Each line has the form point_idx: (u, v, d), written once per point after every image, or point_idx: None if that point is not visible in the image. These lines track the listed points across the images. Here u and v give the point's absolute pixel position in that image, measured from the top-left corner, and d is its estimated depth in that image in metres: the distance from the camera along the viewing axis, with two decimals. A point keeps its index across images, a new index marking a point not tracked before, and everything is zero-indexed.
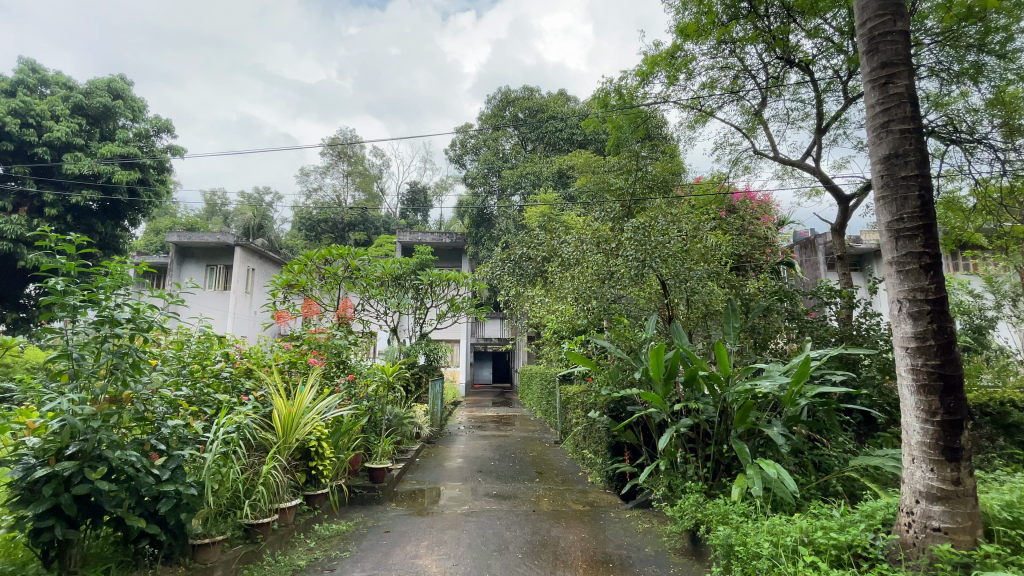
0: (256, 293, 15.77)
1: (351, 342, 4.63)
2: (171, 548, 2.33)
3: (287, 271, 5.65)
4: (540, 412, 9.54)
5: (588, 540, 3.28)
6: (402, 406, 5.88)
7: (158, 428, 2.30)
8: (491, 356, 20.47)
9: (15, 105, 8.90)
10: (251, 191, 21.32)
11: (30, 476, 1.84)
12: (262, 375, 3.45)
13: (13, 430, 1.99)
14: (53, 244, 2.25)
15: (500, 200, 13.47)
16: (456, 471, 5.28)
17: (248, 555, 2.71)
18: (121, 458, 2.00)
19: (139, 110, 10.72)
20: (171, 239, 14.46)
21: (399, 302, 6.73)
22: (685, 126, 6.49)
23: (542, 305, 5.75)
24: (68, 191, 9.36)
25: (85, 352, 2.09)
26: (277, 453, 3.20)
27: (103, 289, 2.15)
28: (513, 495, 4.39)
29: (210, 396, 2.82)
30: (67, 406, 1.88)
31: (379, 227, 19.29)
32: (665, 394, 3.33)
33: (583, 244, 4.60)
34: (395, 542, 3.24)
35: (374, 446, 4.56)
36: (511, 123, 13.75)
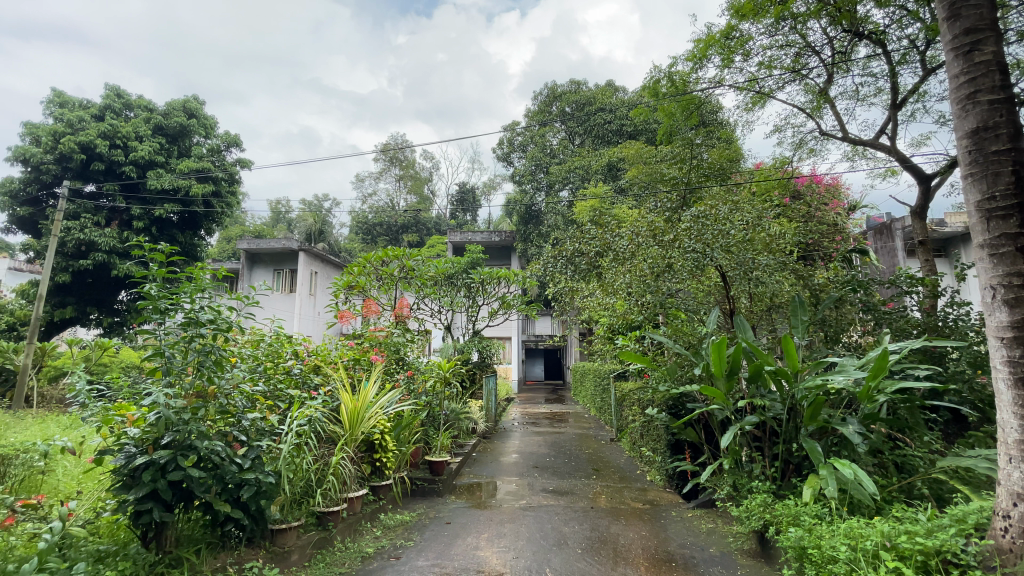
0: (319, 294, 16.64)
1: (409, 339, 4.81)
2: (252, 532, 2.51)
3: (348, 273, 5.93)
4: (595, 409, 9.45)
5: (649, 539, 3.22)
6: (458, 402, 6.00)
7: (239, 420, 2.47)
8: (542, 353, 20.45)
9: (104, 128, 9.79)
10: (312, 199, 22.48)
11: (132, 463, 2.06)
12: (329, 371, 3.64)
13: (115, 421, 2.19)
14: (146, 253, 2.47)
15: (549, 196, 13.37)
16: (512, 466, 5.33)
17: (321, 540, 2.88)
18: (209, 447, 2.19)
19: (211, 127, 11.61)
20: (242, 246, 15.46)
21: (452, 300, 6.88)
22: (743, 109, 6.21)
23: (593, 301, 5.69)
24: (152, 206, 10.17)
25: (176, 350, 2.30)
26: (345, 446, 3.35)
27: (187, 293, 2.36)
28: (570, 491, 4.38)
29: (283, 391, 2.99)
30: (161, 400, 2.07)
31: (431, 228, 19.74)
32: (727, 390, 3.21)
33: (638, 237, 4.49)
34: (457, 533, 3.33)
35: (432, 440, 4.69)
36: (559, 118, 13.70)
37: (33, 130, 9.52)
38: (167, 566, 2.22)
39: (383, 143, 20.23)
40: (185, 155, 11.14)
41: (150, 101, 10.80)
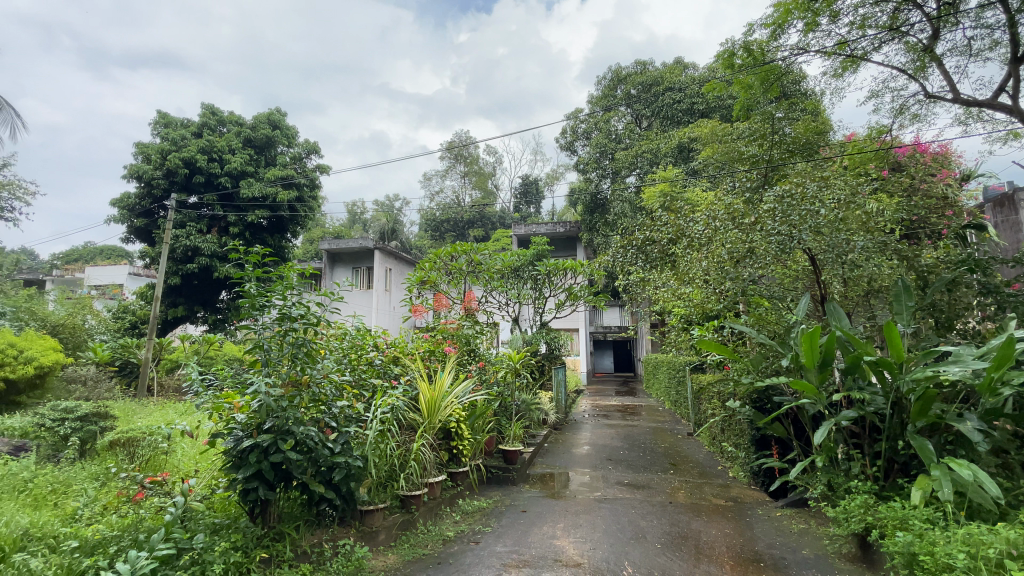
0: (394, 290, 17.45)
1: (479, 332, 4.92)
2: (343, 512, 2.70)
3: (420, 268, 6.19)
4: (669, 402, 9.16)
5: (733, 537, 3.08)
6: (529, 393, 6.05)
7: (329, 408, 2.65)
8: (611, 343, 20.17)
9: (202, 144, 10.79)
10: (384, 199, 23.56)
11: (240, 446, 2.28)
12: (408, 362, 3.80)
13: (224, 408, 2.42)
14: (245, 256, 2.70)
15: (615, 182, 13.03)
16: (586, 458, 5.30)
17: (405, 522, 3.04)
18: (304, 432, 2.38)
19: (292, 136, 12.39)
20: (324, 247, 16.53)
21: (519, 293, 6.91)
22: (832, 76, 5.70)
23: (666, 290, 5.49)
24: (246, 212, 11.21)
25: (273, 343, 2.51)
26: (424, 432, 3.49)
27: (280, 292, 2.56)
28: (647, 485, 4.28)
29: (368, 381, 3.17)
30: (262, 389, 2.27)
31: (496, 222, 19.98)
32: (820, 382, 2.98)
33: (715, 221, 4.33)
34: (533, 521, 3.37)
35: (505, 429, 4.77)
36: (624, 101, 13.34)
37: (144, 150, 10.68)
38: (272, 540, 2.46)
39: (448, 141, 20.71)
40: (272, 164, 12.06)
41: (239, 116, 11.77)
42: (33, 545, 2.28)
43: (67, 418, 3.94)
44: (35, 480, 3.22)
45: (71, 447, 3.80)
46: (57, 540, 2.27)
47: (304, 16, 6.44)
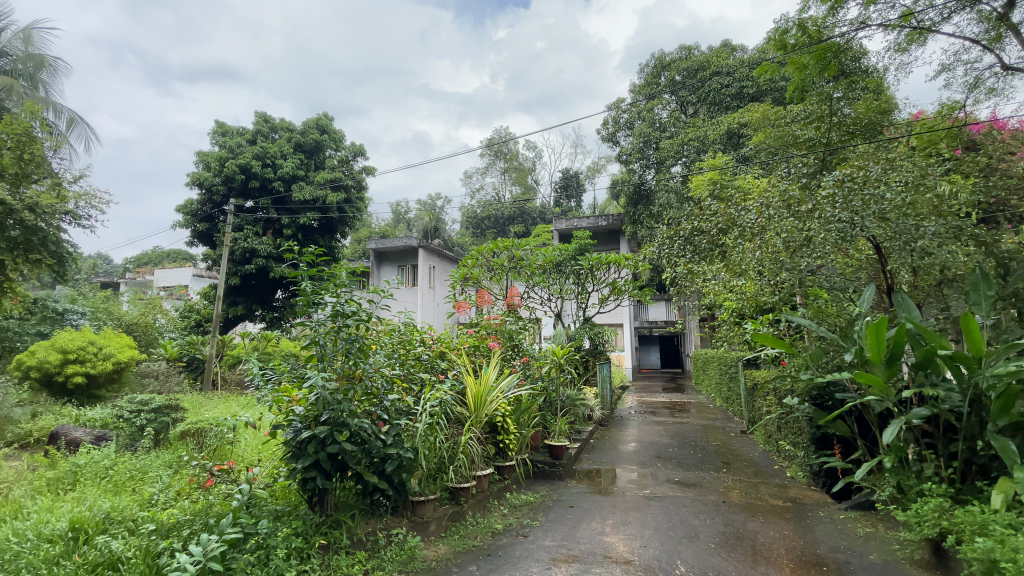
0: (438, 287, 17.78)
1: (522, 327, 4.94)
2: (395, 502, 2.78)
3: (462, 265, 6.31)
4: (720, 398, 8.87)
5: (793, 539, 2.96)
6: (573, 388, 6.01)
7: (381, 401, 2.72)
8: (657, 339, 19.73)
9: (256, 151, 11.32)
10: (426, 199, 24.03)
11: (299, 436, 2.40)
12: (454, 357, 3.86)
13: (284, 401, 2.55)
14: (299, 256, 2.82)
15: (660, 172, 12.69)
16: (633, 455, 5.22)
17: (455, 514, 3.10)
18: (358, 424, 2.47)
19: (340, 140, 12.86)
20: (370, 246, 17.01)
21: (562, 288, 6.85)
22: (896, 51, 5.38)
23: (717, 283, 5.32)
24: (297, 215, 11.72)
25: (327, 338, 2.62)
26: (472, 426, 3.54)
27: (332, 290, 2.67)
28: (698, 483, 4.17)
29: (416, 375, 3.24)
30: (319, 382, 2.38)
31: (536, 217, 19.91)
32: (887, 378, 2.80)
33: (769, 208, 4.27)
34: (581, 516, 3.35)
35: (551, 425, 4.76)
36: (668, 88, 13.00)
37: (204, 158, 11.33)
38: (329, 527, 2.58)
39: (487, 138, 20.82)
40: (321, 167, 12.52)
41: (290, 122, 12.27)
42: (115, 528, 2.50)
43: (142, 410, 4.26)
44: (116, 467, 3.50)
45: (145, 437, 4.11)
46: (137, 522, 2.47)
47: (348, 22, 6.62)
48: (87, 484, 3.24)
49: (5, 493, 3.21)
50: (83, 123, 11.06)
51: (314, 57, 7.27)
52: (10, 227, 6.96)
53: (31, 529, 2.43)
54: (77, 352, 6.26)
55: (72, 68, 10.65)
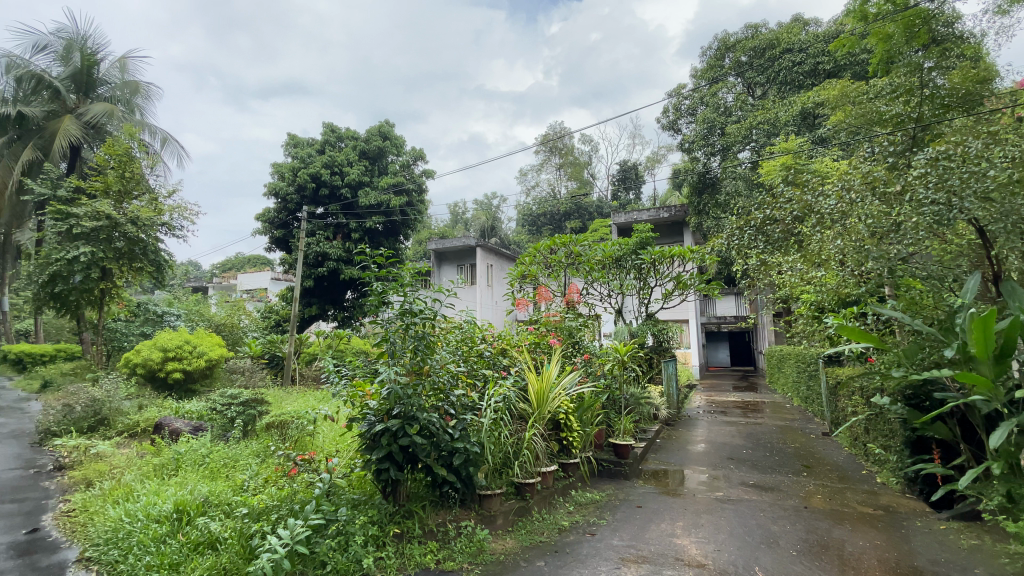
0: (495, 285, 18.02)
1: (582, 324, 4.90)
2: (463, 494, 2.86)
3: (520, 263, 6.37)
4: (799, 397, 8.34)
5: (886, 550, 2.73)
6: (637, 386, 5.88)
7: (448, 396, 2.80)
8: (727, 335, 18.90)
9: (325, 160, 11.97)
10: (482, 198, 24.42)
11: (373, 429, 2.52)
12: (516, 353, 3.90)
13: (358, 395, 2.69)
14: (370, 257, 2.96)
15: (726, 159, 12.11)
16: (704, 456, 5.03)
17: (521, 509, 3.12)
18: (427, 418, 2.56)
19: (401, 145, 13.38)
20: (431, 247, 17.46)
21: (622, 283, 6.73)
22: (1001, 11, 4.83)
23: (793, 275, 5.02)
24: (363, 219, 12.23)
25: (397, 335, 2.73)
26: (535, 422, 3.55)
27: (401, 289, 2.79)
28: (776, 487, 3.94)
29: (479, 371, 3.30)
30: (391, 377, 2.50)
31: (593, 212, 19.60)
32: (997, 376, 2.53)
33: (850, 194, 4.14)
34: (649, 517, 3.28)
35: (615, 423, 4.69)
36: (733, 70, 12.38)
37: (279, 169, 12.12)
38: (402, 516, 2.70)
39: (542, 134, 20.78)
40: (384, 172, 13.05)
41: (354, 131, 12.85)
42: (212, 510, 2.74)
43: (232, 403, 4.64)
44: (211, 455, 3.83)
45: (235, 427, 4.47)
46: (232, 506, 2.71)
47: (406, 31, 6.84)
48: (188, 470, 3.58)
49: (120, 476, 3.62)
50: (174, 141, 12.15)
51: (375, 67, 7.61)
52: (116, 237, 7.98)
53: (142, 510, 2.74)
54: (175, 350, 6.92)
55: (161, 91, 11.62)
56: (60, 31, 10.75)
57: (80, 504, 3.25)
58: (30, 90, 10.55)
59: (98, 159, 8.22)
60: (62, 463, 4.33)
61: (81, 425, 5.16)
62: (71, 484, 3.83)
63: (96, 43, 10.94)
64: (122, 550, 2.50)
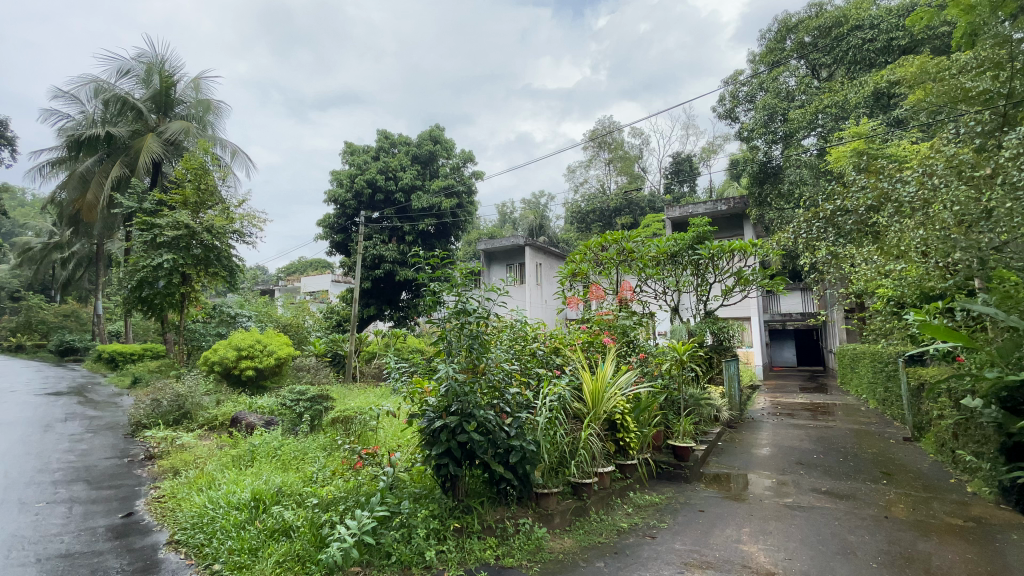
0: (545, 284, 18.00)
1: (637, 322, 4.82)
2: (520, 492, 2.88)
3: (570, 261, 6.33)
4: (874, 399, 7.80)
5: (980, 565, 2.51)
6: (696, 387, 5.69)
7: (503, 394, 2.83)
8: (793, 334, 17.94)
9: (380, 166, 12.42)
10: (530, 197, 24.48)
11: (432, 425, 2.60)
12: (569, 352, 3.88)
13: (417, 393, 2.78)
14: (423, 260, 3.04)
15: (788, 148, 11.48)
16: (770, 460, 4.79)
17: (578, 509, 3.09)
18: (484, 416, 2.61)
19: (451, 148, 13.57)
20: (480, 247, 17.66)
21: (677, 280, 6.53)
22: None
23: (867, 269, 4.72)
24: (416, 222, 12.61)
25: (453, 334, 2.79)
26: (591, 422, 3.52)
27: (457, 289, 2.85)
28: (851, 495, 3.70)
29: (533, 370, 3.32)
30: (450, 374, 2.56)
31: (645, 207, 19.11)
32: None
33: (934, 178, 3.95)
34: (713, 522, 3.17)
35: (673, 424, 4.57)
36: (796, 53, 11.68)
37: (338, 176, 12.68)
38: (462, 512, 2.76)
39: (591, 130, 20.51)
40: (435, 175, 13.38)
41: (406, 136, 13.23)
42: (285, 500, 2.93)
43: (300, 399, 4.91)
44: (282, 448, 4.08)
45: (303, 422, 4.73)
46: (303, 497, 2.88)
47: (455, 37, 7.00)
48: (263, 461, 3.83)
49: (203, 466, 3.93)
50: (243, 154, 13.01)
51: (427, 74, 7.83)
52: (194, 245, 8.63)
53: (225, 498, 2.98)
54: (248, 349, 7.42)
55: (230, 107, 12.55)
56: (141, 57, 11.81)
57: (169, 490, 3.56)
58: (116, 112, 11.54)
59: (177, 173, 8.94)
60: (152, 453, 4.75)
61: (168, 418, 5.63)
62: (160, 472, 4.19)
63: (173, 66, 11.96)
64: (208, 534, 2.73)
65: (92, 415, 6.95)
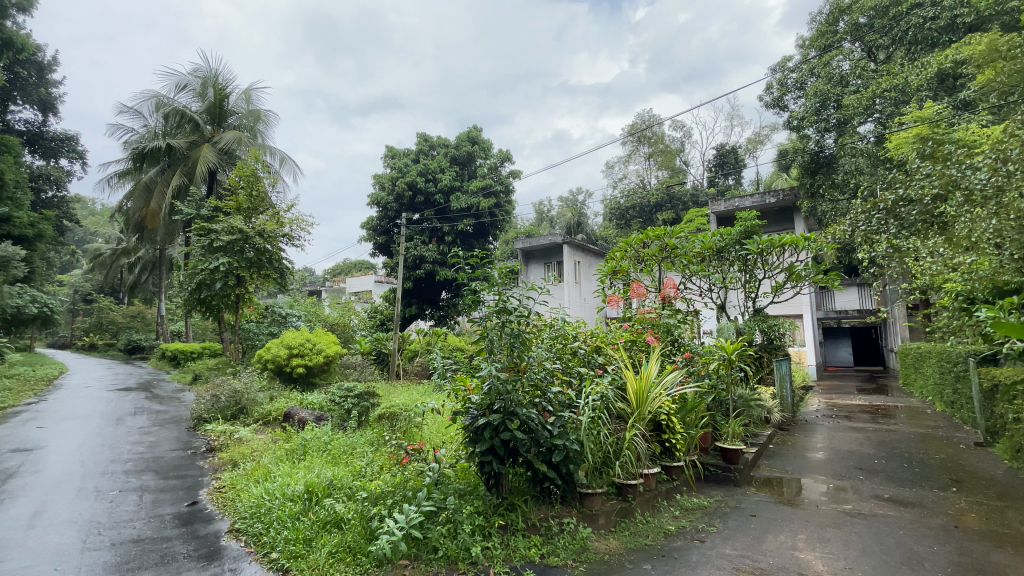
0: (584, 282, 17.82)
1: (681, 321, 4.70)
2: (564, 492, 2.87)
3: (610, 259, 6.18)
4: (941, 401, 7.29)
5: None
6: (745, 387, 5.50)
7: (545, 393, 2.82)
8: (849, 332, 16.99)
9: (420, 168, 12.66)
10: (568, 194, 24.37)
11: (476, 423, 2.63)
12: (612, 351, 3.84)
13: (461, 390, 2.82)
14: (464, 260, 3.07)
15: (842, 136, 10.89)
16: (825, 464, 4.57)
17: (623, 510, 3.05)
18: (527, 415, 2.62)
19: (489, 148, 13.64)
20: (518, 246, 17.66)
21: (724, 277, 6.31)
22: None
23: (933, 263, 4.42)
24: (455, 222, 12.78)
25: (495, 333, 2.82)
26: (636, 422, 3.46)
27: (498, 288, 2.87)
28: (917, 503, 3.48)
29: (576, 369, 3.30)
30: (492, 373, 2.58)
31: (687, 201, 18.58)
32: None
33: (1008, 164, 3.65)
34: (766, 527, 3.06)
35: (721, 425, 4.44)
36: (850, 34, 11.05)
37: (380, 180, 13.02)
38: (506, 509, 2.79)
39: (630, 125, 20.13)
40: (474, 176, 13.50)
41: (445, 138, 13.41)
42: (337, 492, 3.04)
43: (348, 395, 5.08)
44: (332, 443, 4.24)
45: (351, 417, 4.89)
46: (353, 490, 2.99)
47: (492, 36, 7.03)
48: (314, 455, 3.99)
49: (259, 459, 4.14)
50: (291, 161, 13.59)
51: None
52: (247, 249, 9.08)
53: (280, 489, 3.14)
54: (299, 347, 7.74)
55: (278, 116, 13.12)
56: (197, 71, 12.50)
57: (228, 481, 3.76)
58: (175, 124, 12.26)
59: (231, 181, 9.42)
60: (213, 445, 5.05)
61: (226, 412, 5.96)
62: (220, 464, 4.45)
63: (225, 79, 12.61)
64: (266, 524, 2.88)
65: (157, 410, 7.44)
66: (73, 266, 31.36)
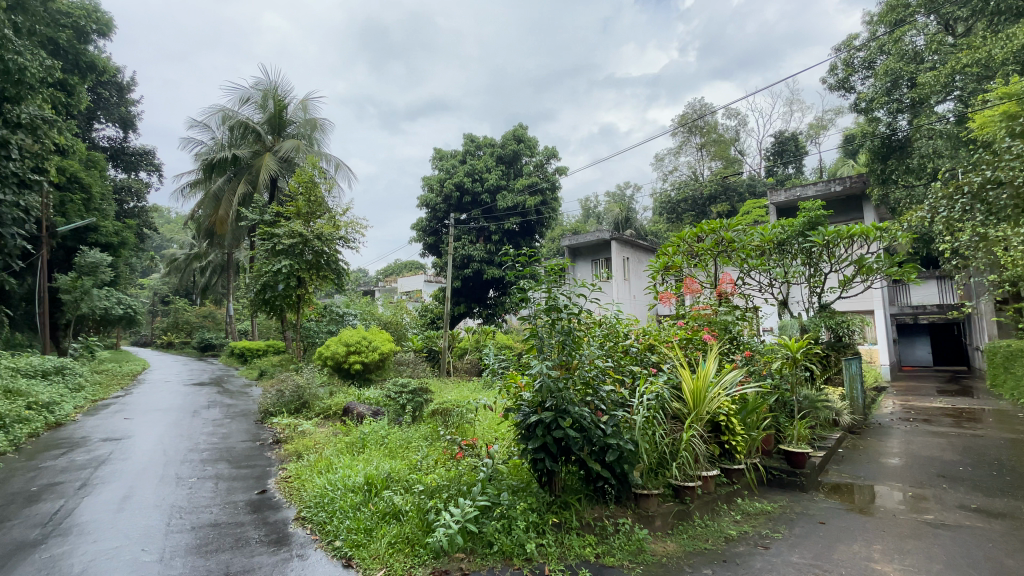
0: (634, 279, 17.45)
1: (740, 317, 4.51)
2: (618, 491, 2.84)
3: (662, 254, 5.94)
4: None
5: None
6: (809, 387, 5.20)
7: (597, 391, 2.79)
8: (926, 329, 15.72)
9: (467, 169, 12.83)
10: (615, 189, 24.03)
11: (528, 421, 2.65)
12: (666, 349, 3.75)
13: (512, 387, 2.84)
14: (513, 258, 3.08)
15: (917, 117, 10.05)
16: (902, 471, 4.26)
17: (680, 512, 2.98)
18: (579, 413, 2.61)
19: (535, 146, 13.60)
20: (565, 243, 17.51)
21: (785, 271, 6.00)
22: None
23: None
24: (502, 221, 12.87)
25: (545, 332, 2.82)
26: (693, 423, 3.36)
27: (548, 286, 2.86)
28: (1012, 515, 3.17)
29: (628, 368, 3.24)
30: (544, 371, 2.59)
31: (743, 193, 17.77)
32: None
33: None
34: (836, 536, 2.88)
35: (785, 428, 4.23)
36: (926, 6, 10.15)
37: (428, 181, 13.31)
38: (560, 507, 2.79)
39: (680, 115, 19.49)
40: (520, 174, 13.52)
41: (491, 138, 13.51)
42: (394, 485, 3.15)
43: (402, 391, 5.23)
44: (389, 437, 4.40)
45: (406, 412, 5.05)
46: (410, 482, 3.09)
47: None
48: (372, 448, 4.15)
49: (322, 451, 4.36)
50: (345, 166, 14.16)
51: None
52: (306, 252, 9.54)
53: (343, 481, 3.30)
54: (355, 345, 8.05)
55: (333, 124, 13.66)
56: (258, 84, 13.22)
57: (294, 472, 3.98)
58: (240, 136, 13.05)
59: (291, 187, 9.92)
60: (279, 437, 5.35)
61: (290, 407, 6.31)
62: (286, 455, 4.71)
63: (284, 90, 13.27)
64: (329, 512, 3.04)
65: (229, 403, 7.98)
66: (153, 270, 34.11)
